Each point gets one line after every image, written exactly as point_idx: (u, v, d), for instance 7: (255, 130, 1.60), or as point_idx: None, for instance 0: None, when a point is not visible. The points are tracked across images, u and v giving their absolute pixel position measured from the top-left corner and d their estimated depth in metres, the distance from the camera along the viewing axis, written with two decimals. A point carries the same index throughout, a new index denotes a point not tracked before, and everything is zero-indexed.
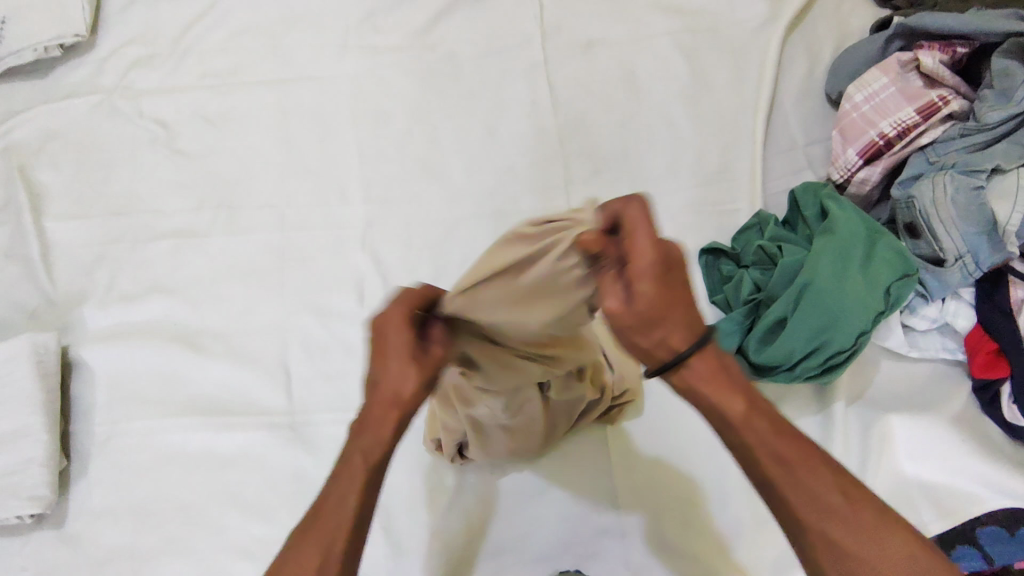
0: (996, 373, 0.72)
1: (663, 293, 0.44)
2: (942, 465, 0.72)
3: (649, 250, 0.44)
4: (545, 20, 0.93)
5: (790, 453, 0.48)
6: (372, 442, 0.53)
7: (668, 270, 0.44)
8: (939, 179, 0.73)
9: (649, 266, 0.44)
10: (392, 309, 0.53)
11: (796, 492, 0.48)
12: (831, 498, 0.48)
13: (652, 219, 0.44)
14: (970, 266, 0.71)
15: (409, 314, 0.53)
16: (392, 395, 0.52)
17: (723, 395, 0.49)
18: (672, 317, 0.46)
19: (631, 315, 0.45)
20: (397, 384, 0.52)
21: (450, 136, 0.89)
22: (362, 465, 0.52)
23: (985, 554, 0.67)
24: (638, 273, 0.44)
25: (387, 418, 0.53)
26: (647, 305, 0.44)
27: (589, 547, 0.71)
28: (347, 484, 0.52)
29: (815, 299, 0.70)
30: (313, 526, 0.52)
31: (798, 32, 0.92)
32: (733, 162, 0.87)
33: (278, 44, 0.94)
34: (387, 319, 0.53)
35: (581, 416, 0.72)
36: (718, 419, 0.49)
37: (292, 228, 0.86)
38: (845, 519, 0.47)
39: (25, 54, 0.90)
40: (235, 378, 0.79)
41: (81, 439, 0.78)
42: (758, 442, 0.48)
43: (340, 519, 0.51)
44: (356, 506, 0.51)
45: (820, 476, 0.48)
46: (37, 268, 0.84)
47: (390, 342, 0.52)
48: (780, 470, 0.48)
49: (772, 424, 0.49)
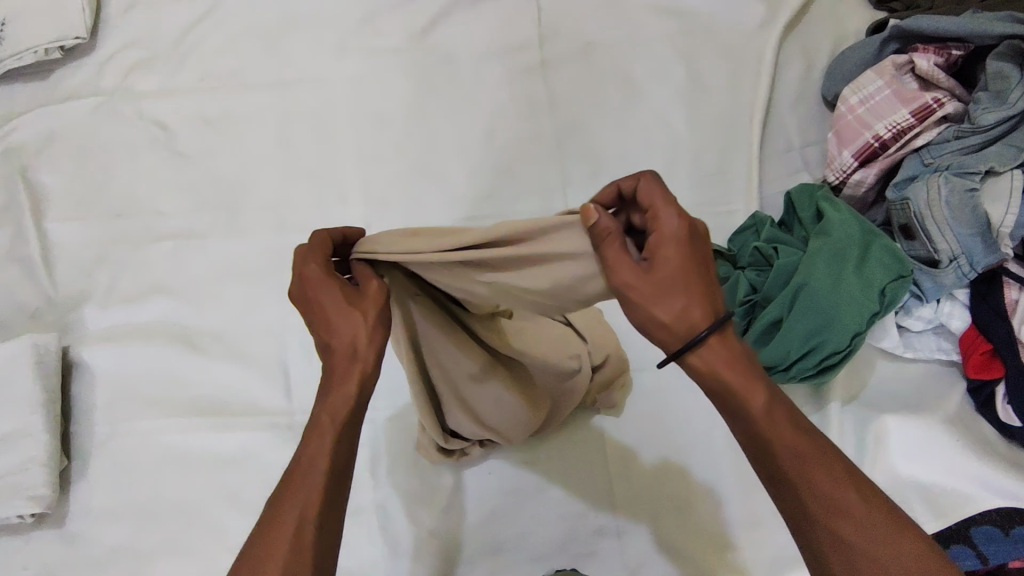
0: (991, 374, 0.72)
1: (688, 266, 0.48)
2: (938, 465, 0.72)
3: (678, 228, 0.48)
4: (543, 22, 0.94)
5: (806, 446, 0.49)
6: (341, 403, 0.51)
7: (695, 248, 0.48)
8: (933, 181, 0.74)
9: (677, 236, 0.47)
10: (308, 269, 0.52)
11: (809, 485, 0.49)
12: (845, 496, 0.48)
13: (665, 189, 0.48)
14: (965, 267, 0.71)
15: (327, 265, 0.52)
16: (347, 343, 0.51)
17: (746, 384, 0.49)
18: (693, 293, 0.48)
19: (652, 281, 0.47)
20: (340, 327, 0.51)
21: (449, 137, 0.90)
22: (332, 426, 0.51)
23: (979, 553, 0.70)
24: (665, 243, 0.48)
25: (350, 370, 0.51)
26: (669, 275, 0.47)
27: (586, 546, 0.71)
28: (319, 445, 0.50)
29: (810, 300, 0.70)
30: (287, 491, 0.50)
31: (795, 34, 0.93)
32: (730, 164, 0.88)
33: (277, 45, 0.94)
34: (308, 279, 0.52)
35: (566, 396, 0.72)
36: (737, 408, 0.49)
37: (291, 229, 0.86)
38: (855, 514, 0.48)
39: (25, 57, 0.91)
40: (235, 379, 0.80)
41: (82, 439, 0.78)
42: (775, 434, 0.49)
43: (316, 481, 0.50)
44: (329, 467, 0.50)
45: (834, 472, 0.49)
46: (38, 269, 0.85)
47: (321, 299, 0.52)
48: (794, 462, 0.49)
49: (790, 417, 0.50)
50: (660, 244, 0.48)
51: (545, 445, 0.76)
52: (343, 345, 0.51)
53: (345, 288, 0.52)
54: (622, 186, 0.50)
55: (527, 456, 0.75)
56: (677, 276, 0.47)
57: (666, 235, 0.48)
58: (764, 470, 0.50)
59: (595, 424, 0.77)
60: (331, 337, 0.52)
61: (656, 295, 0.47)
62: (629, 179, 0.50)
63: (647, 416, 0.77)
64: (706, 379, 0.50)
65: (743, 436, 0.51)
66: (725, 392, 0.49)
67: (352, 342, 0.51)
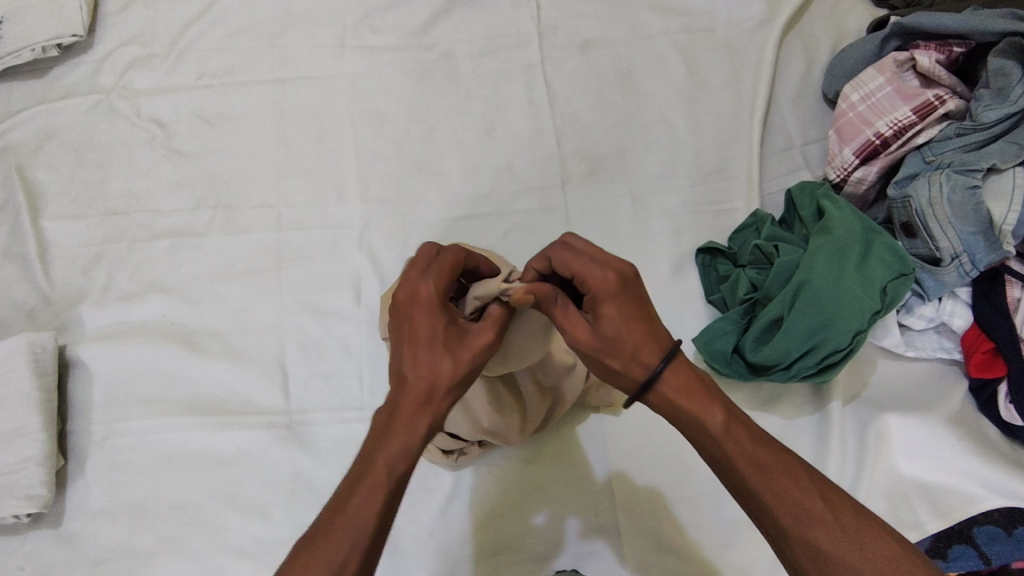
0: (993, 373, 0.72)
1: (630, 315, 0.53)
2: (940, 464, 0.72)
3: (613, 284, 0.53)
4: (542, 20, 0.93)
5: (768, 460, 0.51)
6: (399, 452, 0.51)
7: (633, 294, 0.53)
8: (935, 178, 0.73)
9: (608, 292, 0.53)
10: (422, 286, 0.55)
11: (777, 498, 0.50)
12: (812, 505, 0.50)
13: (573, 250, 0.54)
14: (967, 265, 0.71)
15: (439, 296, 0.55)
16: (428, 382, 0.53)
17: (700, 406, 0.53)
18: (636, 338, 0.53)
19: (599, 337, 0.53)
20: (438, 368, 0.53)
21: (448, 135, 0.89)
22: (386, 479, 0.51)
23: (981, 553, 0.70)
24: (604, 300, 0.53)
25: (420, 420, 0.52)
26: (614, 328, 0.53)
27: (584, 547, 0.71)
28: (370, 495, 0.50)
29: (810, 299, 0.70)
30: (327, 537, 0.49)
31: (796, 31, 0.92)
32: (729, 162, 0.87)
33: (276, 44, 0.94)
34: (419, 296, 0.55)
35: (556, 405, 0.71)
36: (699, 430, 0.53)
37: (290, 228, 0.86)
38: (824, 522, 0.49)
39: (22, 54, 0.90)
40: (232, 377, 0.79)
41: (79, 439, 0.78)
42: (736, 452, 0.51)
43: (361, 535, 0.49)
44: (377, 518, 0.49)
45: (799, 482, 0.51)
46: (35, 267, 0.84)
47: (422, 322, 0.54)
48: (759, 478, 0.51)
49: (751, 436, 0.52)
50: (599, 303, 0.53)
51: (545, 446, 0.75)
52: (429, 387, 0.53)
53: (450, 325, 0.54)
54: (539, 267, 0.57)
55: (527, 455, 0.74)
56: (621, 328, 0.53)
57: (601, 292, 0.53)
58: (732, 488, 0.53)
59: (592, 423, 0.76)
60: (415, 371, 0.53)
61: (604, 348, 0.53)
62: (540, 258, 0.56)
63: (645, 416, 0.76)
64: (664, 406, 0.54)
65: (707, 457, 0.53)
66: (683, 414, 0.53)
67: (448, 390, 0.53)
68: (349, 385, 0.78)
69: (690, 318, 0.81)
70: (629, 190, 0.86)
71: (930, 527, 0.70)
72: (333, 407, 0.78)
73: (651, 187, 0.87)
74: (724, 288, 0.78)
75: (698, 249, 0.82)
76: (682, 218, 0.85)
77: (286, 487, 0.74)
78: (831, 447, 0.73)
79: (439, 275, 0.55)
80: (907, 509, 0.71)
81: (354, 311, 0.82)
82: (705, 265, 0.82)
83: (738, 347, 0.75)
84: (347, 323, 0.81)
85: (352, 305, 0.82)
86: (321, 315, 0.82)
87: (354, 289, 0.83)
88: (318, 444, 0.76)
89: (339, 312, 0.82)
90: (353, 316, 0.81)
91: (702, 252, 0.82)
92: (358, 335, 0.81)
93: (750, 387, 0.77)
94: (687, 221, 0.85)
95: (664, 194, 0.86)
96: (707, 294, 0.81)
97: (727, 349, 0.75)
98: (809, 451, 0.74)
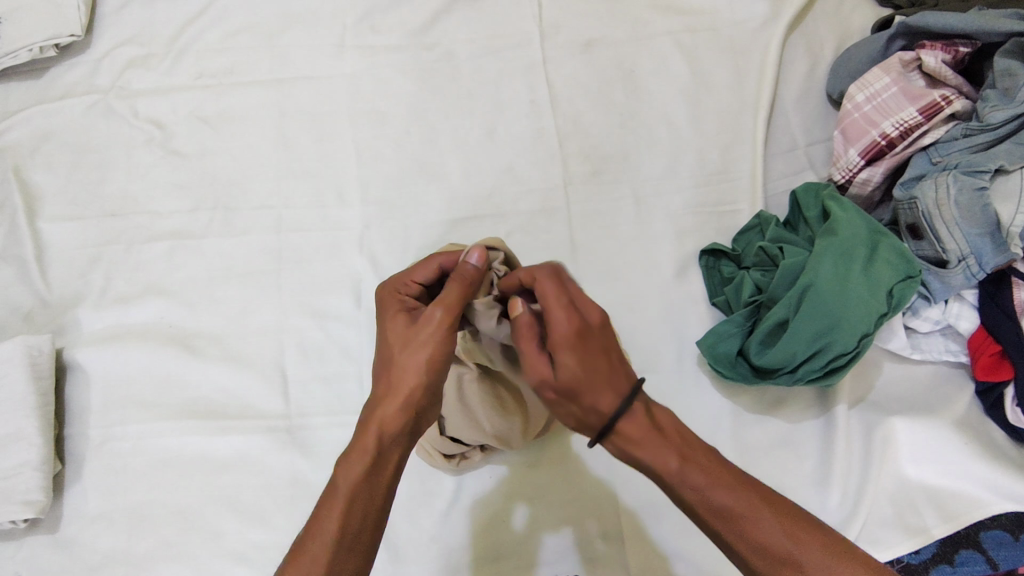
0: (999, 376, 0.70)
1: (585, 363, 0.51)
2: (947, 468, 0.71)
3: (569, 327, 0.52)
4: (543, 20, 0.92)
5: (726, 503, 0.49)
6: (354, 466, 0.52)
7: (590, 340, 0.52)
8: (941, 179, 0.72)
9: (567, 340, 0.51)
10: (383, 292, 0.61)
11: (741, 540, 0.49)
12: (778, 541, 0.48)
13: (554, 283, 0.53)
14: (974, 267, 0.69)
15: (398, 299, 0.59)
16: (387, 385, 0.55)
17: (655, 450, 0.50)
18: (594, 383, 0.51)
19: (559, 380, 0.51)
20: (393, 359, 0.56)
21: (449, 135, 0.88)
22: (345, 487, 0.52)
23: (989, 559, 0.71)
24: (562, 346, 0.51)
25: (369, 431, 0.54)
26: (567, 374, 0.51)
27: (588, 552, 0.70)
28: (330, 509, 0.51)
29: (817, 302, 0.69)
30: (295, 555, 0.50)
31: (799, 30, 0.91)
32: (733, 163, 0.86)
33: (276, 43, 0.93)
34: (382, 303, 0.60)
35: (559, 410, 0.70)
36: (658, 476, 0.51)
37: (289, 229, 0.85)
38: (790, 558, 0.48)
39: (19, 55, 0.89)
40: (231, 380, 0.79)
41: (76, 443, 0.77)
42: (696, 496, 0.50)
43: (319, 550, 0.50)
44: (338, 528, 0.51)
45: (764, 521, 0.49)
46: (32, 269, 0.84)
47: (383, 320, 0.58)
48: (722, 522, 0.49)
49: (706, 479, 0.50)
50: (558, 347, 0.52)
51: (547, 450, 0.74)
52: (384, 388, 0.55)
53: (403, 313, 0.58)
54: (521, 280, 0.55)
55: (530, 459, 0.73)
56: (585, 372, 0.51)
57: (558, 338, 0.52)
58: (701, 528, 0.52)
59: None
60: (378, 374, 0.56)
61: (567, 393, 0.52)
62: (522, 275, 0.55)
63: None
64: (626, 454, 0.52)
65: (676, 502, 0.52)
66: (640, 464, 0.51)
67: (394, 388, 0.55)
68: (349, 388, 0.78)
69: (694, 320, 0.80)
70: (632, 191, 0.86)
71: (937, 532, 0.69)
72: (333, 410, 0.77)
73: (654, 188, 0.86)
74: (728, 291, 0.78)
75: (703, 251, 0.82)
76: (685, 220, 0.84)
77: (285, 492, 0.74)
78: (836, 451, 0.72)
79: (410, 276, 0.60)
80: (913, 514, 0.70)
81: (354, 314, 0.81)
82: (709, 267, 0.81)
83: (743, 349, 0.74)
84: (346, 324, 0.80)
85: (351, 308, 0.81)
86: (321, 317, 0.81)
87: (354, 291, 0.82)
88: (319, 449, 0.75)
89: (338, 314, 0.81)
90: (353, 318, 0.81)
91: (705, 253, 0.82)
92: (358, 337, 0.80)
93: (756, 391, 0.77)
94: (690, 222, 0.84)
95: (667, 195, 0.85)
96: (711, 296, 0.80)
97: (731, 351, 0.74)
98: (815, 455, 0.74)
